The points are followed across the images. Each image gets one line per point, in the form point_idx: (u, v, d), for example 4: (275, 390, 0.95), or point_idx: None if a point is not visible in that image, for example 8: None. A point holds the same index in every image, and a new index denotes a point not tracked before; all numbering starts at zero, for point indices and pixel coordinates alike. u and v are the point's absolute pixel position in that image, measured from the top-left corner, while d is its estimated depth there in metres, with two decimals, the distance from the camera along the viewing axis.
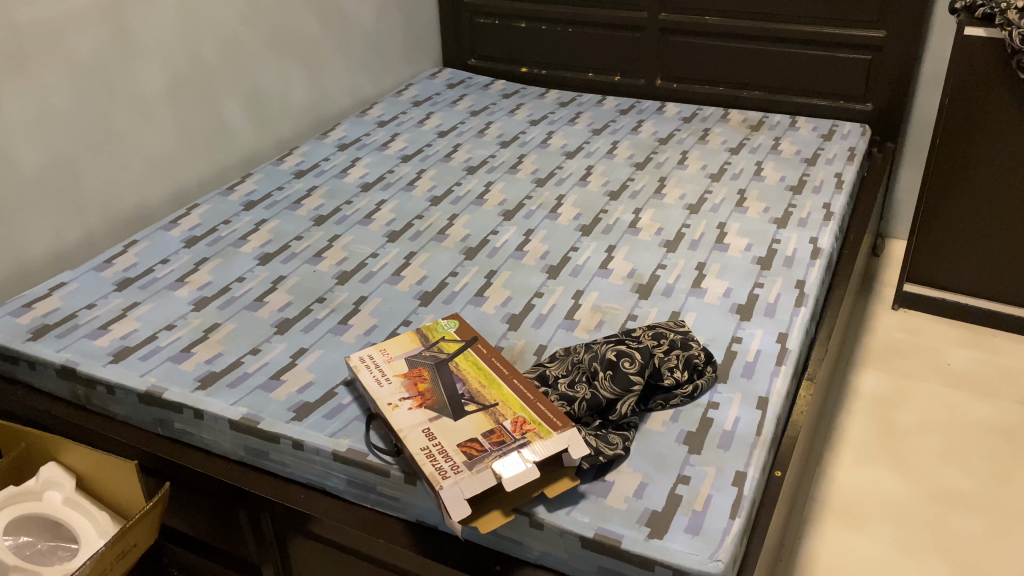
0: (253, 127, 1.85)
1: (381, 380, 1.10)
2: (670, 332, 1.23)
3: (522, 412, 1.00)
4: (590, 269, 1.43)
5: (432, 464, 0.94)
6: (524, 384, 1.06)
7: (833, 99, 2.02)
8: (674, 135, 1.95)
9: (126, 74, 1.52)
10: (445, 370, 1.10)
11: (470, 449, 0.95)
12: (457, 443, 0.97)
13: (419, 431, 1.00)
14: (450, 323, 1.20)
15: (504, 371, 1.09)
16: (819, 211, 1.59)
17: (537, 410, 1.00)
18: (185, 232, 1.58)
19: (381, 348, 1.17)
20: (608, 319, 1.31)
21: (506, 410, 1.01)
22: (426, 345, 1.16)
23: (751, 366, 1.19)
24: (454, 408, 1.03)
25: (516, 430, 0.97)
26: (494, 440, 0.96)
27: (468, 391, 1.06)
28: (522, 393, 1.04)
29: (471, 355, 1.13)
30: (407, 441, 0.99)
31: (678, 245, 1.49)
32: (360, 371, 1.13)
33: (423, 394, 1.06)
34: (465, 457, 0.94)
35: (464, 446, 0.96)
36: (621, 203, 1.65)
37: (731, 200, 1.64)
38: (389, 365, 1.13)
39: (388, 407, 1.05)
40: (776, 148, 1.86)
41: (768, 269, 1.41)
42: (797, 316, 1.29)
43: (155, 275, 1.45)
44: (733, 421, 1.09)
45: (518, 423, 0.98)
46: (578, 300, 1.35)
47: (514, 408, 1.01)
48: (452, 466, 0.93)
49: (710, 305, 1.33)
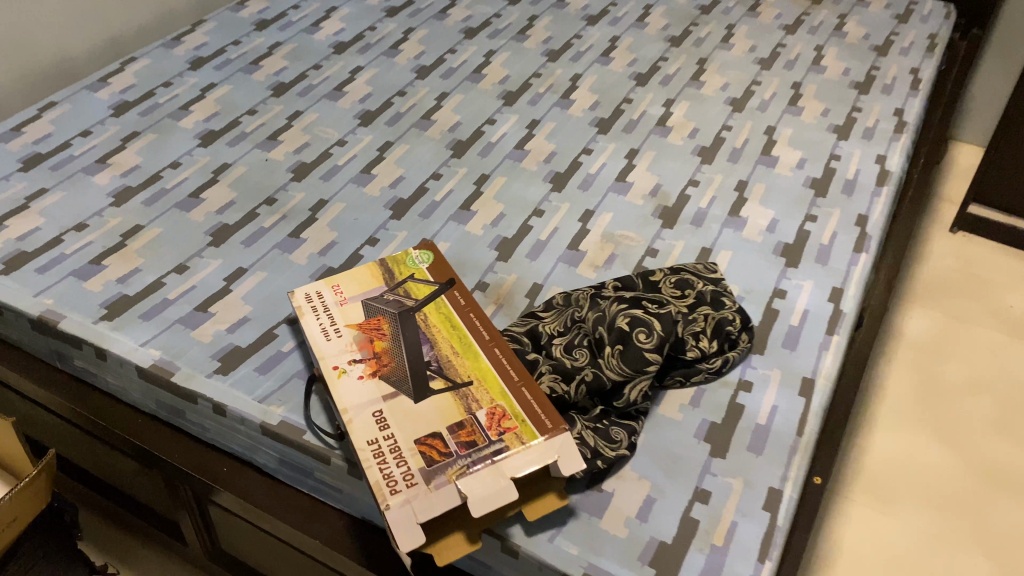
0: None
1: (328, 331, 0.87)
2: (696, 285, 0.99)
3: (502, 399, 0.78)
4: (605, 182, 1.17)
5: (380, 468, 0.72)
6: (508, 356, 0.82)
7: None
8: (718, 2, 1.62)
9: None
10: (411, 324, 0.86)
11: (431, 451, 0.73)
12: (414, 439, 0.74)
13: (368, 413, 0.77)
14: (423, 255, 0.95)
15: (484, 333, 0.85)
16: (889, 119, 1.30)
17: (521, 398, 0.78)
18: (115, 94, 1.29)
19: (332, 284, 0.92)
20: (622, 253, 1.06)
21: (481, 394, 0.78)
22: (390, 285, 0.92)
23: (795, 334, 0.96)
24: (415, 384, 0.80)
25: (491, 428, 0.75)
26: (462, 440, 0.74)
27: (436, 359, 0.83)
28: (504, 369, 0.81)
29: (445, 304, 0.89)
30: (352, 428, 0.76)
31: (714, 156, 1.22)
32: (303, 316, 0.89)
33: (379, 359, 0.83)
34: (424, 465, 0.72)
35: (423, 444, 0.74)
36: (650, 91, 1.35)
37: (783, 96, 1.35)
38: (341, 309, 0.89)
39: (332, 374, 0.82)
40: (841, 29, 1.54)
41: (823, 196, 1.15)
42: (855, 265, 1.04)
43: (72, 151, 1.18)
44: (769, 411, 0.87)
45: (495, 415, 0.76)
46: (587, 223, 1.10)
47: (494, 392, 0.78)
48: (405, 476, 0.71)
49: (749, 243, 1.08)
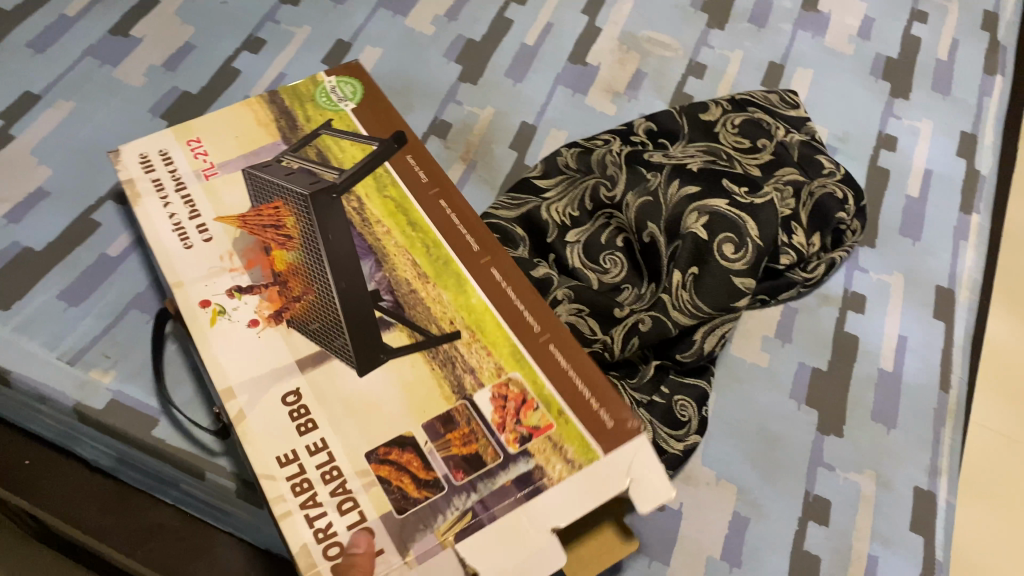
0: None
1: (188, 229, 0.48)
2: (775, 130, 0.64)
3: (516, 369, 0.44)
4: None
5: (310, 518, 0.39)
6: (514, 279, 0.47)
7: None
8: None
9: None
10: (338, 212, 0.48)
11: (402, 481, 0.40)
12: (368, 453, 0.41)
13: (277, 399, 0.43)
14: (343, 85, 0.56)
15: (465, 234, 0.49)
16: None
17: (552, 369, 0.44)
18: None
19: (188, 139, 0.53)
20: (652, 71, 0.69)
21: (479, 359, 0.44)
22: (291, 138, 0.53)
23: (918, 211, 0.64)
24: (357, 338, 0.44)
25: (505, 429, 0.42)
26: (456, 455, 0.41)
27: (389, 288, 0.47)
28: (512, 308, 0.46)
29: (393, 180, 0.51)
30: (247, 435, 0.41)
31: None
32: (138, 200, 0.49)
33: (284, 285, 0.46)
34: (392, 511, 0.40)
35: (384, 463, 0.41)
36: None
37: None
38: (211, 187, 0.50)
39: (200, 316, 0.45)
40: None
41: None
42: (990, 95, 0.71)
43: None
44: (896, 346, 0.57)
45: (508, 406, 0.43)
46: (596, 19, 0.71)
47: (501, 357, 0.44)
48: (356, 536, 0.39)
49: (837, 56, 0.72)
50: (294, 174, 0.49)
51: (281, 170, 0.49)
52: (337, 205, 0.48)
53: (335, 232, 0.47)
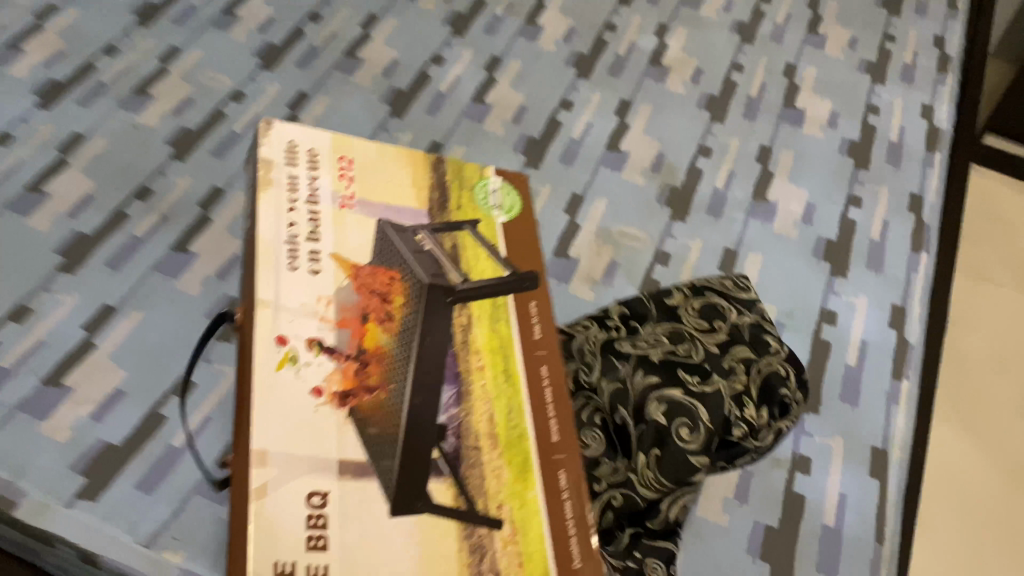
0: None
1: (300, 248, 0.53)
2: (728, 313, 0.75)
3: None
4: (594, 150, 0.90)
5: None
6: (576, 495, 0.51)
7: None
8: None
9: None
10: (440, 324, 0.53)
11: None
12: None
13: (303, 494, 0.45)
14: (505, 191, 0.64)
15: (553, 433, 0.53)
16: (930, 53, 1.07)
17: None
18: None
19: (346, 153, 0.60)
20: (625, 261, 0.82)
21: (506, 561, 0.47)
22: (434, 216, 0.59)
23: (857, 379, 0.75)
24: (404, 480, 0.47)
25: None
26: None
27: (456, 429, 0.51)
28: (563, 529, 0.50)
29: (506, 322, 0.56)
30: (261, 513, 0.44)
31: (726, 110, 0.96)
32: (267, 185, 0.55)
33: (358, 370, 0.50)
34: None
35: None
36: (637, 12, 1.06)
37: (800, 21, 1.08)
38: (332, 224, 0.56)
39: (275, 355, 0.49)
40: None
41: (866, 167, 0.92)
42: (916, 273, 0.85)
43: None
44: (838, 502, 0.68)
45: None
46: (576, 217, 0.84)
47: (525, 558, 0.48)
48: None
49: (783, 240, 0.85)
50: (421, 255, 0.55)
51: (412, 244, 0.56)
52: (446, 308, 0.54)
53: (429, 365, 0.51)
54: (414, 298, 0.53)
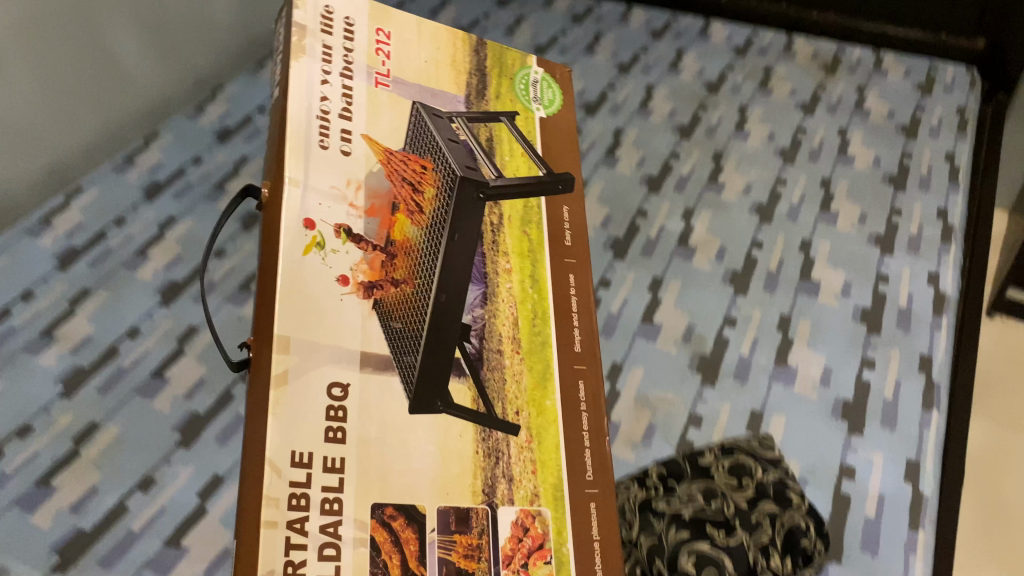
0: (157, 60, 1.29)
1: (332, 130, 0.70)
2: (755, 469, 0.84)
3: (547, 506, 0.69)
4: (631, 323, 1.03)
5: (289, 529, 0.57)
6: (591, 410, 0.74)
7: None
8: (727, 77, 1.48)
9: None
10: (473, 214, 0.73)
11: (390, 557, 0.61)
12: (375, 505, 0.61)
13: (324, 389, 0.62)
14: (543, 83, 0.88)
15: (574, 343, 0.76)
16: (934, 223, 1.18)
17: (573, 508, 0.70)
18: (60, 240, 1.11)
19: (382, 27, 0.78)
20: (661, 423, 0.93)
21: (520, 469, 0.69)
22: (470, 105, 0.81)
23: (875, 531, 0.85)
24: (429, 370, 0.67)
25: (511, 562, 0.66)
26: (455, 564, 0.64)
27: (480, 332, 0.72)
28: (574, 438, 0.72)
29: (535, 224, 0.79)
30: (282, 396, 0.60)
31: (748, 282, 1.09)
32: (301, 58, 0.71)
33: (383, 263, 0.69)
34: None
35: (383, 525, 0.61)
36: (665, 199, 1.22)
37: (813, 199, 1.22)
38: (371, 112, 0.73)
39: (305, 240, 0.65)
40: (863, 107, 1.41)
41: (878, 331, 1.02)
42: (928, 429, 0.93)
43: (11, 323, 1.01)
44: None
45: (526, 530, 0.67)
46: (616, 384, 0.96)
47: (539, 465, 0.70)
48: (326, 568, 0.58)
49: (804, 401, 0.95)
50: (455, 149, 0.74)
51: (447, 135, 0.75)
52: (478, 203, 0.74)
53: (456, 266, 0.71)
54: (444, 196, 0.72)
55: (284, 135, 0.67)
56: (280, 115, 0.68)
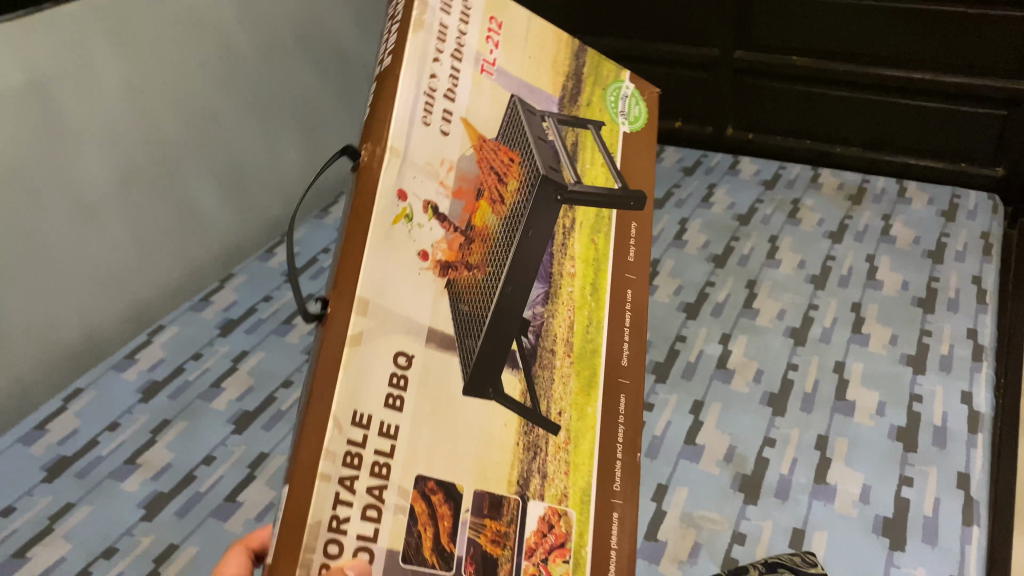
0: (233, 211, 1.50)
1: (436, 106, 0.50)
2: None
3: (574, 507, 0.54)
4: (673, 444, 1.09)
5: (341, 485, 0.43)
6: (629, 421, 0.57)
7: (978, 75, 1.54)
8: (756, 209, 1.58)
9: (40, 83, 1.13)
10: (547, 220, 0.54)
11: (424, 529, 0.47)
12: (418, 475, 0.47)
13: (389, 355, 0.46)
14: (633, 98, 0.64)
15: (623, 357, 0.58)
16: (964, 344, 1.22)
17: (596, 522, 0.54)
18: (143, 374, 1.24)
19: (498, 15, 0.55)
20: (707, 541, 0.97)
21: (554, 468, 0.53)
22: (564, 107, 0.59)
23: None
24: (490, 358, 0.50)
25: (531, 555, 0.52)
26: (484, 547, 0.50)
27: (539, 329, 0.54)
28: (611, 444, 0.56)
29: (605, 234, 0.59)
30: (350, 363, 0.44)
31: (785, 404, 1.14)
32: (418, 29, 0.50)
33: (463, 246, 0.50)
34: (399, 553, 0.46)
35: (422, 497, 0.47)
36: (703, 325, 1.30)
37: (845, 322, 1.28)
38: (469, 87, 0.52)
39: (393, 209, 0.47)
40: (889, 234, 1.48)
41: (914, 449, 1.06)
42: (971, 544, 0.95)
43: (99, 452, 1.12)
44: None
45: (550, 527, 0.52)
46: (662, 503, 1.01)
47: (573, 468, 0.54)
48: (366, 529, 0.44)
49: (844, 518, 0.98)
50: (543, 143, 0.55)
51: (540, 130, 0.56)
52: (554, 207, 0.55)
53: (528, 259, 0.53)
54: (527, 190, 0.54)
55: (395, 94, 0.48)
56: (393, 79, 0.49)
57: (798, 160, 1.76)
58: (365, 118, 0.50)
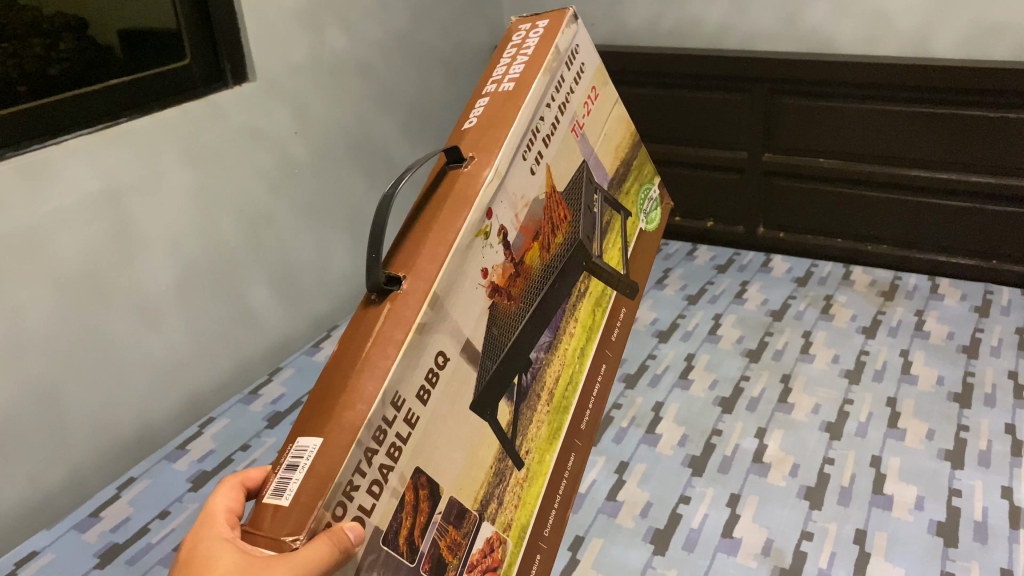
0: (283, 309, 1.58)
1: (533, 148, 0.65)
2: None
3: (512, 539, 0.65)
4: (711, 537, 1.09)
5: (363, 454, 0.51)
6: (571, 476, 0.72)
7: (997, 174, 1.58)
8: (789, 306, 1.61)
9: (115, 191, 1.22)
10: (568, 282, 0.69)
11: (405, 519, 0.54)
12: (417, 469, 0.55)
13: (432, 352, 0.56)
14: (655, 203, 0.85)
15: (583, 423, 0.74)
16: (1003, 438, 1.22)
17: (525, 554, 0.67)
18: (193, 465, 1.30)
19: (595, 87, 0.74)
20: None
21: (509, 497, 0.65)
22: (613, 188, 0.77)
23: None
24: (499, 380, 0.62)
25: (473, 570, 0.61)
26: (441, 550, 0.58)
27: (536, 368, 0.67)
28: (551, 494, 0.70)
29: (603, 306, 0.75)
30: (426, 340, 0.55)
31: (823, 497, 1.14)
32: (546, 74, 0.66)
33: (512, 277, 0.63)
34: (382, 532, 0.53)
35: (414, 488, 0.55)
36: (739, 419, 1.32)
37: (880, 417, 1.29)
38: (559, 144, 0.68)
39: (479, 224, 0.59)
40: (922, 329, 1.50)
41: (955, 544, 1.05)
42: None
43: (149, 539, 1.16)
44: None
45: (493, 550, 0.63)
46: None
47: (521, 502, 0.66)
48: (366, 502, 0.51)
49: None
50: (591, 213, 0.73)
51: (591, 197, 0.73)
52: (577, 270, 0.71)
53: (547, 310, 0.67)
54: (564, 249, 0.69)
55: (512, 120, 0.62)
56: (514, 107, 0.63)
57: (830, 260, 1.79)
58: (473, 135, 0.64)
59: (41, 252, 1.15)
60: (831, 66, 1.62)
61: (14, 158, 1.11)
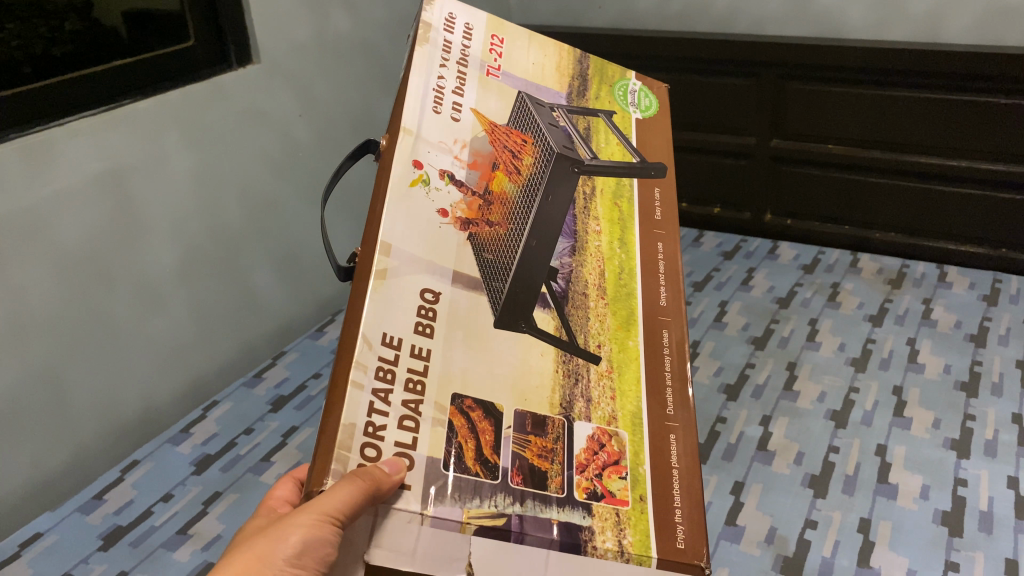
0: (287, 292, 1.57)
1: (445, 99, 0.62)
2: None
3: (625, 430, 0.60)
4: (714, 525, 1.09)
5: (374, 395, 0.52)
6: (674, 350, 0.64)
7: (1007, 161, 1.57)
8: (796, 293, 1.60)
9: (118, 173, 1.22)
10: (565, 189, 0.65)
11: (465, 442, 0.55)
12: (455, 394, 0.55)
13: (416, 291, 0.56)
14: (641, 92, 0.77)
15: (662, 299, 0.66)
16: (1010, 428, 1.22)
17: (651, 439, 0.60)
18: (197, 447, 1.30)
19: (497, 33, 0.69)
20: None
21: (598, 393, 0.61)
22: (572, 101, 0.71)
23: None
24: (519, 298, 0.60)
25: (584, 471, 0.57)
26: (529, 462, 0.56)
27: (566, 275, 0.64)
28: (658, 374, 0.63)
29: (626, 197, 0.70)
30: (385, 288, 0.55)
31: (827, 486, 1.14)
32: (423, 44, 0.63)
33: (481, 206, 0.61)
34: (440, 460, 0.53)
35: (460, 413, 0.55)
36: (743, 407, 1.31)
37: (886, 405, 1.28)
38: (477, 88, 0.65)
39: (409, 175, 0.59)
40: (929, 317, 1.49)
41: (959, 534, 1.05)
42: None
43: (152, 521, 1.16)
44: None
45: (601, 445, 0.59)
46: None
47: (618, 392, 0.61)
48: (404, 438, 0.52)
49: None
50: (555, 129, 0.67)
51: (549, 117, 0.68)
52: (570, 179, 0.66)
53: (552, 217, 0.64)
54: (540, 163, 0.65)
55: (405, 84, 0.61)
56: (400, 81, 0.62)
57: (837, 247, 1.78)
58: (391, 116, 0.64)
59: (44, 234, 1.14)
60: (839, 51, 1.61)
61: (16, 139, 1.10)
